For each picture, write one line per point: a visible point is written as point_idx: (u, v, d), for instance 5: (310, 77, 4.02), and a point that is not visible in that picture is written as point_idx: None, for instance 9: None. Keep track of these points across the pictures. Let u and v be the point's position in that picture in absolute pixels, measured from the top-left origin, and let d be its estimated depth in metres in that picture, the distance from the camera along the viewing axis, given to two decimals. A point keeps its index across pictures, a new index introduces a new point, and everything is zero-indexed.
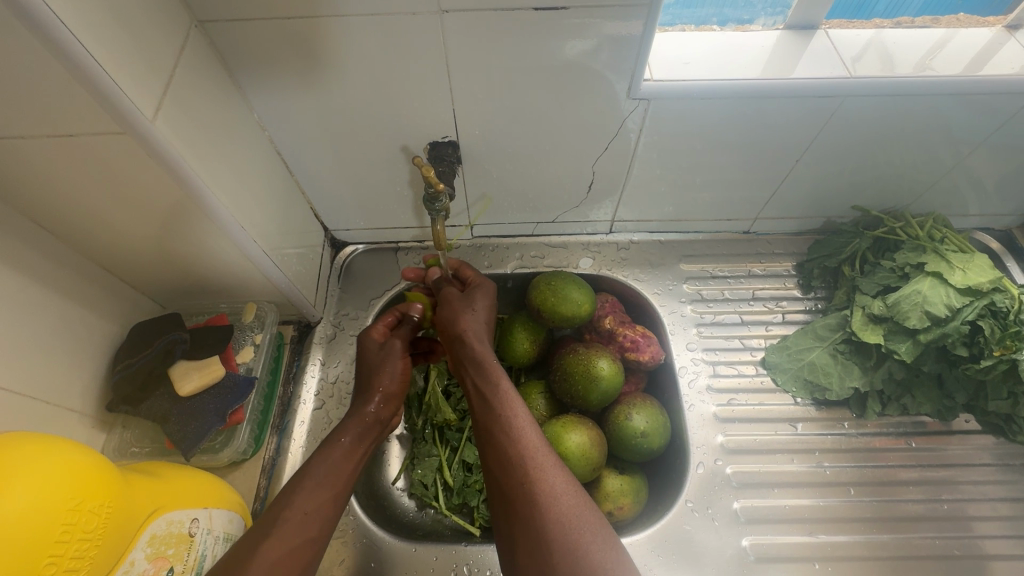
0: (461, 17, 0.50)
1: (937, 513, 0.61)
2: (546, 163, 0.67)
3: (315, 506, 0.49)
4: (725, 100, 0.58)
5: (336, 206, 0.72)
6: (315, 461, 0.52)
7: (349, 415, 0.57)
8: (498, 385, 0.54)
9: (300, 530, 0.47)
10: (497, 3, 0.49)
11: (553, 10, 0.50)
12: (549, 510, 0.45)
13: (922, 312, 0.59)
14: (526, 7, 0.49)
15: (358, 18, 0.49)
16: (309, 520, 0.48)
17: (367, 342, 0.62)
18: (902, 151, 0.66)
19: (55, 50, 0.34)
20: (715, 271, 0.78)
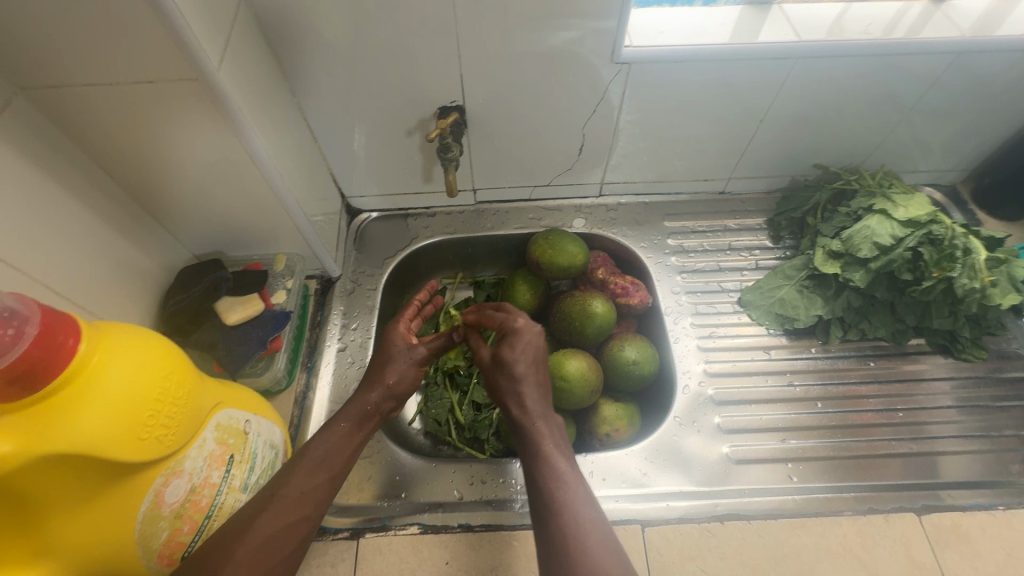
0: None
1: (894, 419, 0.69)
2: (542, 129, 0.75)
3: (312, 487, 0.51)
4: (695, 64, 0.67)
5: (353, 172, 0.80)
6: (315, 443, 0.54)
7: (349, 403, 0.59)
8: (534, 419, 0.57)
9: (296, 507, 0.49)
10: None
11: None
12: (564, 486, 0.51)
13: (871, 243, 0.67)
14: None
15: None
16: (303, 500, 0.50)
17: (392, 336, 0.64)
18: (852, 109, 0.76)
19: (148, 3, 0.42)
20: (694, 227, 0.87)
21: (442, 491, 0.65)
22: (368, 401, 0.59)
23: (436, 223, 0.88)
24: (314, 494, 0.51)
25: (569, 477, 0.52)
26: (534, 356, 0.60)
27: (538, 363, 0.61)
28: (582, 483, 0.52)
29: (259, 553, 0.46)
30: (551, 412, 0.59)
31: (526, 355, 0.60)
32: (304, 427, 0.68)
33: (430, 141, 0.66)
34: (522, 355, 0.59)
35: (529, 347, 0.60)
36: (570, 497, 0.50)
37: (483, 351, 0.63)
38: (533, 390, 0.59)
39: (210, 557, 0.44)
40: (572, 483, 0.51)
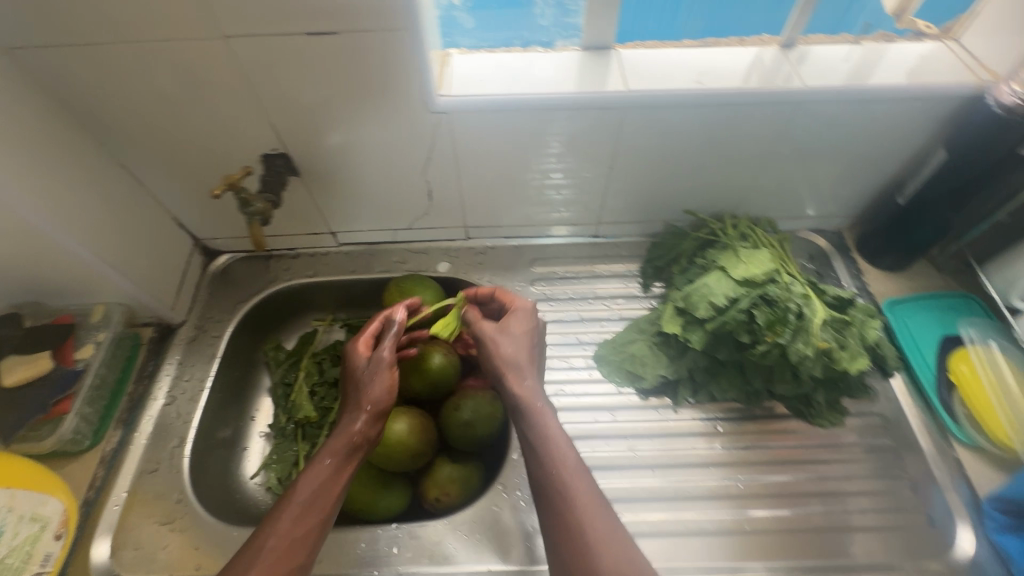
0: (243, 42, 0.55)
1: (734, 491, 0.64)
2: (381, 175, 0.72)
3: (304, 531, 0.51)
4: (519, 113, 0.64)
5: (198, 217, 0.77)
6: (297, 485, 0.53)
7: (336, 432, 0.57)
8: (536, 423, 0.55)
9: (288, 554, 0.50)
10: (274, 28, 0.54)
11: (325, 35, 0.55)
12: (564, 494, 0.51)
13: (707, 303, 0.63)
14: (298, 32, 0.54)
15: (152, 44, 0.55)
16: (286, 549, 0.50)
17: (352, 361, 0.61)
18: (706, 156, 0.72)
19: None
20: (562, 273, 0.83)
21: None
22: (353, 432, 0.56)
23: (298, 265, 0.85)
24: (301, 525, 0.51)
25: (573, 486, 0.51)
26: (531, 344, 0.61)
27: (532, 360, 0.60)
28: (597, 491, 0.52)
29: None
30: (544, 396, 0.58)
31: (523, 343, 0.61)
32: (108, 488, 0.64)
33: (215, 196, 0.57)
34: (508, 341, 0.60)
35: (523, 339, 0.61)
36: (580, 507, 0.50)
37: (517, 325, 0.62)
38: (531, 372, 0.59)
39: None
40: (589, 495, 0.51)
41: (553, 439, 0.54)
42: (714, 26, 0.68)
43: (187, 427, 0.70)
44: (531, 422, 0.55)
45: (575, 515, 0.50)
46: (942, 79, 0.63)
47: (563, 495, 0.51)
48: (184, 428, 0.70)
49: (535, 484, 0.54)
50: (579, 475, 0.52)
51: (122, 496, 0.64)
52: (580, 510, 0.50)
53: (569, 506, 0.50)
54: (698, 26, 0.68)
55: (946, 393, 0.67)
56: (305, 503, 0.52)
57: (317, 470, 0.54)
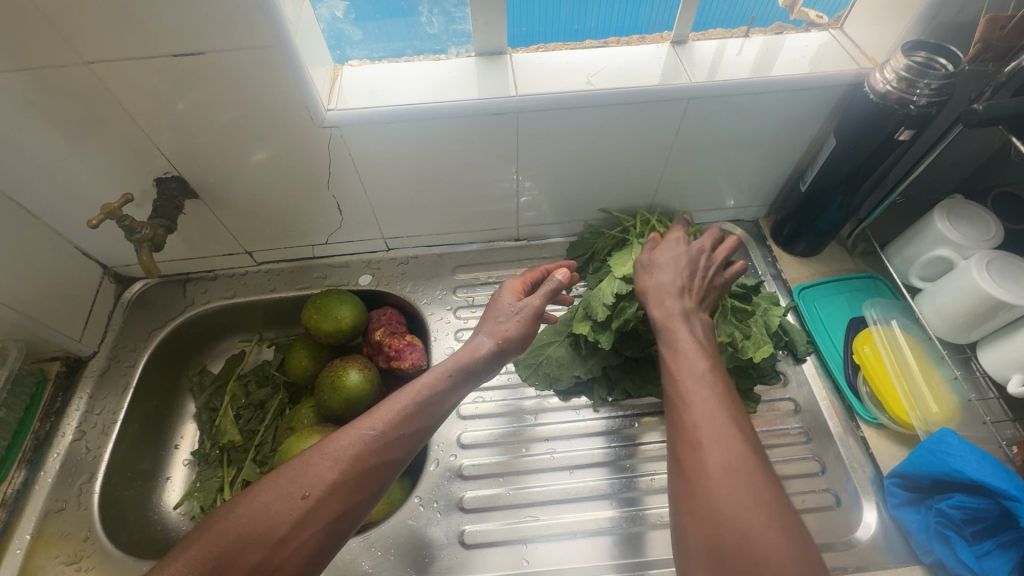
0: (109, 68, 0.53)
1: (650, 486, 0.65)
2: (286, 192, 0.71)
3: (322, 475, 0.48)
4: (414, 123, 0.64)
5: (101, 245, 0.75)
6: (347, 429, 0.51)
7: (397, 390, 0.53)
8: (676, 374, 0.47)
9: (304, 491, 0.47)
10: (139, 52, 0.52)
11: (193, 56, 0.54)
12: (699, 449, 0.42)
13: (603, 305, 0.64)
14: (165, 54, 0.53)
15: (12, 74, 0.53)
16: (313, 483, 0.47)
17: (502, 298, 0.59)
18: (611, 155, 0.73)
19: None
20: (485, 279, 0.83)
21: None
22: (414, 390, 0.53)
23: (216, 287, 0.84)
24: (397, 430, 0.51)
25: (705, 431, 0.42)
26: (536, 318, 0.58)
27: (694, 272, 0.56)
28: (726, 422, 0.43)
29: (254, 534, 0.45)
30: (694, 310, 0.53)
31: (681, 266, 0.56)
32: (10, 532, 0.62)
33: (93, 226, 0.56)
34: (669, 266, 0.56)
35: (681, 257, 0.57)
36: (703, 458, 0.41)
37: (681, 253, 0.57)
38: (676, 283, 0.54)
39: (234, 530, 0.45)
40: (732, 432, 0.42)
41: (686, 385, 0.46)
42: (610, 26, 0.69)
43: (98, 462, 0.68)
44: (680, 365, 0.48)
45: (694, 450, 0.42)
46: (825, 69, 0.64)
47: (688, 446, 0.43)
48: (94, 463, 0.68)
49: (673, 428, 0.45)
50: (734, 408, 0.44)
51: (26, 539, 0.62)
52: (698, 455, 0.42)
53: (693, 459, 0.42)
54: (596, 27, 0.69)
55: (852, 373, 0.69)
56: (393, 432, 0.51)
57: (436, 379, 0.54)
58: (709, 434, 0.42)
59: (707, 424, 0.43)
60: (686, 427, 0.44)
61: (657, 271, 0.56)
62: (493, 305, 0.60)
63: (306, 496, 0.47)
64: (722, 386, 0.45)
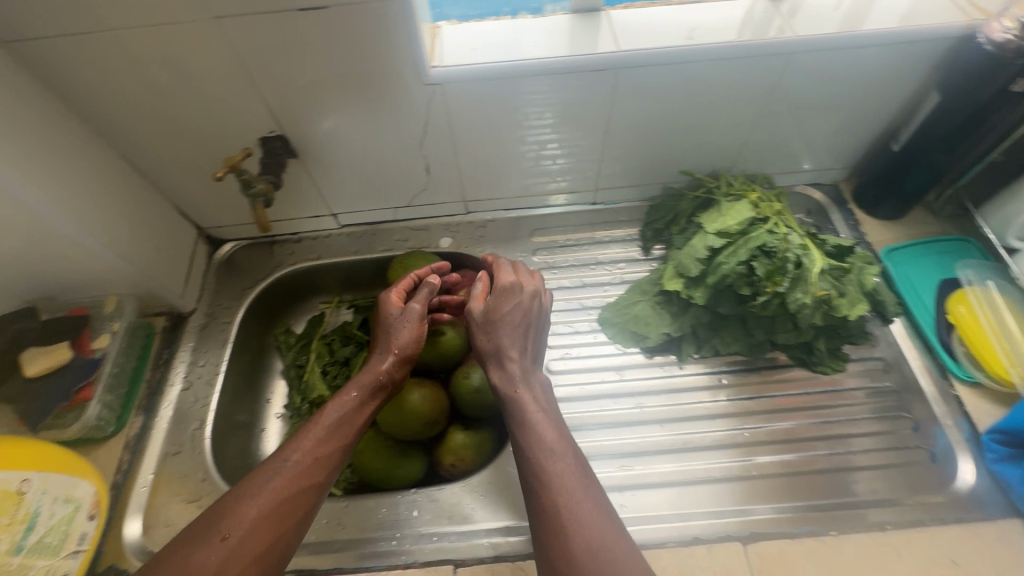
0: (237, 22, 0.55)
1: (741, 440, 0.66)
2: (379, 152, 0.73)
3: (263, 509, 0.51)
4: (514, 79, 0.65)
5: (198, 205, 0.78)
6: (265, 470, 0.54)
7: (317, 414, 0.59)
8: (530, 430, 0.55)
9: (239, 530, 0.50)
10: (267, 7, 0.54)
11: (316, 10, 0.55)
12: (565, 513, 0.49)
13: (695, 259, 0.66)
14: (291, 8, 0.55)
15: (145, 29, 0.55)
16: (262, 522, 0.50)
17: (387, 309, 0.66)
18: (700, 115, 0.73)
19: None
20: (563, 241, 0.84)
21: None
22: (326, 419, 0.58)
23: (302, 249, 0.87)
24: (316, 455, 0.56)
25: (566, 483, 0.51)
26: (424, 318, 0.66)
27: (527, 324, 0.64)
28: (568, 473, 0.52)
29: None
30: (532, 370, 0.62)
31: (517, 328, 0.63)
32: (134, 472, 0.66)
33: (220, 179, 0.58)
34: (506, 321, 0.63)
35: (526, 305, 0.65)
36: (574, 514, 0.49)
37: (528, 295, 0.66)
38: (514, 347, 0.62)
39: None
40: (578, 477, 0.52)
41: (547, 448, 0.54)
42: None
43: (205, 410, 0.72)
44: (522, 415, 0.57)
45: (548, 501, 0.50)
46: (931, 21, 0.63)
47: (558, 513, 0.49)
48: (203, 411, 0.71)
49: (528, 484, 0.53)
50: (565, 458, 0.53)
51: (149, 479, 0.66)
52: (565, 512, 0.49)
53: (558, 519, 0.49)
54: None
55: (945, 334, 0.69)
56: (309, 458, 0.55)
57: (343, 401, 0.60)
58: (569, 487, 0.51)
59: (550, 474, 0.52)
60: (549, 484, 0.51)
61: (494, 327, 0.63)
62: (382, 320, 0.66)
63: (227, 536, 0.49)
64: (568, 442, 0.55)
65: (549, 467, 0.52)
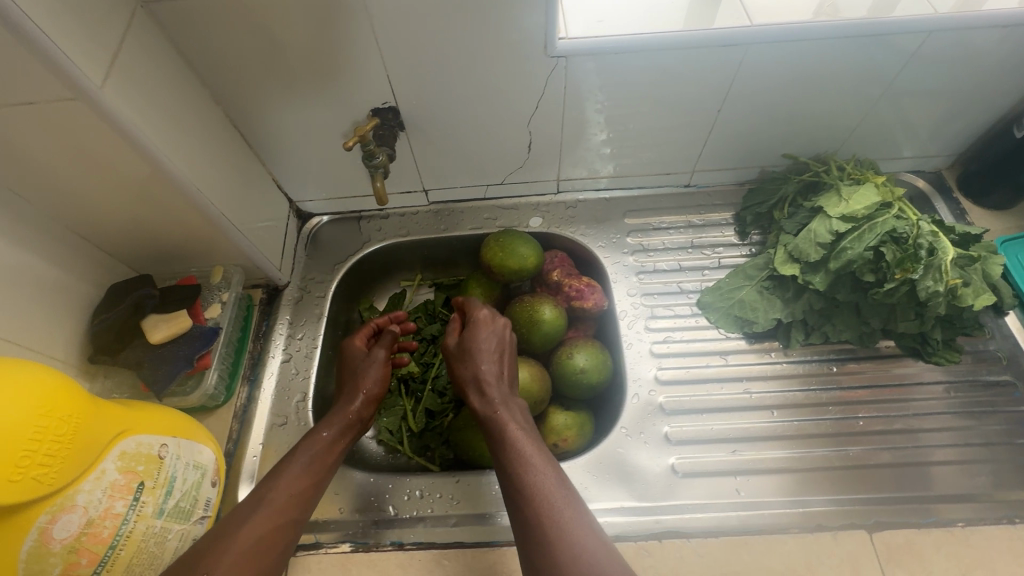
0: None
1: (855, 429, 0.65)
2: (486, 126, 0.72)
3: (245, 548, 0.51)
4: (640, 53, 0.63)
5: (295, 177, 0.78)
6: (242, 512, 0.54)
7: (302, 446, 0.60)
8: (511, 449, 0.57)
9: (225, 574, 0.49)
10: None
11: None
12: (549, 527, 0.50)
13: (815, 244, 0.64)
14: None
15: None
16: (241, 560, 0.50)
17: (352, 351, 0.70)
18: (818, 96, 0.71)
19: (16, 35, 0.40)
20: (657, 224, 0.83)
21: (375, 508, 0.63)
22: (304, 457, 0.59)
23: (389, 225, 0.86)
24: (297, 493, 0.57)
25: (549, 497, 0.53)
26: (389, 360, 0.70)
27: (503, 351, 0.66)
28: (547, 488, 0.53)
29: None
30: (511, 396, 0.63)
31: (493, 349, 0.66)
32: (244, 441, 0.67)
33: (349, 149, 0.61)
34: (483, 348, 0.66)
35: (502, 337, 0.67)
36: (557, 526, 0.50)
37: (506, 328, 0.69)
38: (491, 373, 0.64)
39: None
40: (557, 489, 0.53)
41: (524, 464, 0.55)
42: None
43: (307, 383, 0.72)
44: (499, 437, 0.59)
45: (535, 515, 0.52)
46: None
47: (544, 526, 0.51)
48: (305, 384, 0.71)
49: (514, 503, 0.54)
50: (544, 469, 0.55)
51: (259, 448, 0.67)
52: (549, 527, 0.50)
53: (540, 535, 0.50)
54: None
55: None
56: (288, 499, 0.56)
57: (321, 441, 0.61)
58: (551, 499, 0.52)
59: (533, 488, 0.54)
60: (532, 500, 0.53)
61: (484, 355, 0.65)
62: (347, 363, 0.70)
63: None
64: (545, 456, 0.57)
65: (529, 483, 0.54)
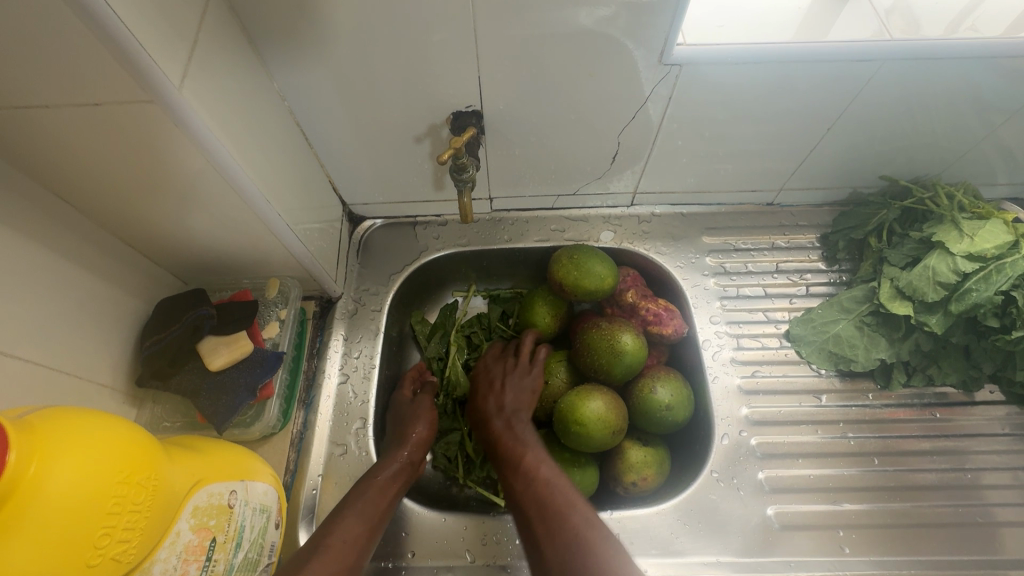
0: None
1: (958, 481, 0.62)
2: (571, 133, 0.66)
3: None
4: (760, 66, 0.57)
5: (353, 179, 0.71)
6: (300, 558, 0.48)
7: (357, 488, 0.55)
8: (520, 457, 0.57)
9: None
10: None
11: None
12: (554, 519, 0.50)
13: (935, 284, 0.60)
14: None
15: None
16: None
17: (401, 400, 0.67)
18: (936, 118, 0.65)
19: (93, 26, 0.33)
20: (737, 244, 0.77)
21: (450, 551, 0.59)
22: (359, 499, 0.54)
23: (447, 232, 0.79)
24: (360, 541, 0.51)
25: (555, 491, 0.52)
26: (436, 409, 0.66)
27: (525, 372, 0.67)
28: (553, 484, 0.53)
29: None
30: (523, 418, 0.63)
31: (521, 390, 0.66)
32: (302, 472, 0.61)
33: (443, 163, 0.55)
34: (512, 388, 0.66)
35: (531, 383, 0.67)
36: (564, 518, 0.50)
37: (540, 372, 0.68)
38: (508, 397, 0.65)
39: None
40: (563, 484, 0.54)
41: (530, 467, 0.56)
42: None
43: (366, 407, 0.66)
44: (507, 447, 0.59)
45: (543, 512, 0.51)
46: None
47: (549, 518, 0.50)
48: (364, 409, 0.66)
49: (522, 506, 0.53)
50: (554, 470, 0.55)
51: (317, 480, 0.61)
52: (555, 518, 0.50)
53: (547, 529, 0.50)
54: None
55: None
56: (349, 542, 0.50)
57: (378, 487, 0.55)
58: (556, 493, 0.52)
59: (545, 491, 0.53)
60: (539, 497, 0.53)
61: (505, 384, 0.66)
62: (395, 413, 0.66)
63: None
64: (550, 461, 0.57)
65: (536, 482, 0.54)
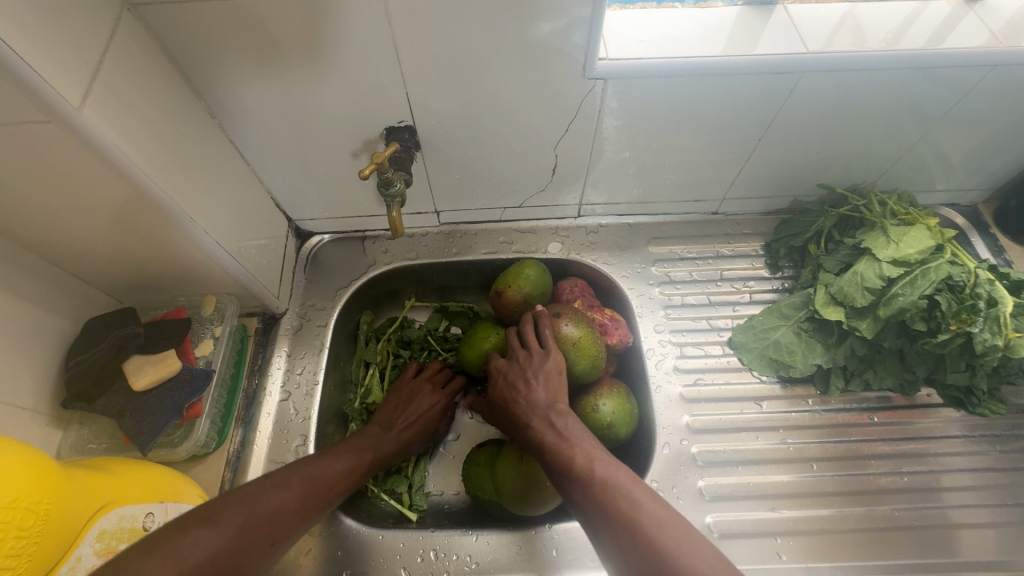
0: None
1: (898, 485, 0.62)
2: (509, 148, 0.67)
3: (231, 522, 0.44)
4: (684, 78, 0.58)
5: (297, 195, 0.71)
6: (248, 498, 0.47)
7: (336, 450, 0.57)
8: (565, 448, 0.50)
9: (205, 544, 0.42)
10: None
11: None
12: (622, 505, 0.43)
13: (862, 289, 0.61)
14: None
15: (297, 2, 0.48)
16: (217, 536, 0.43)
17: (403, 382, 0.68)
18: (864, 127, 0.66)
19: None
20: (683, 253, 0.78)
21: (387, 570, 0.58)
22: (333, 464, 0.55)
23: (396, 246, 0.79)
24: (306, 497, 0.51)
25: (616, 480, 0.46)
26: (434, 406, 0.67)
27: (546, 361, 0.58)
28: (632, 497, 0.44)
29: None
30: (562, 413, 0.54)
31: (549, 379, 0.56)
32: None
33: (366, 178, 0.56)
34: (540, 382, 0.56)
35: (555, 365, 0.57)
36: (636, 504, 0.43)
37: (556, 350, 0.58)
38: (538, 394, 0.56)
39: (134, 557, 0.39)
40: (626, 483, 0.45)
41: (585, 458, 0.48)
42: None
43: (307, 424, 0.65)
44: (549, 434, 0.52)
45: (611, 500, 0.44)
46: None
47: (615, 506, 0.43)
48: (305, 426, 0.65)
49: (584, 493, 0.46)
50: (605, 458, 0.48)
51: None
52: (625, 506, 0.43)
53: (615, 516, 0.43)
54: None
55: None
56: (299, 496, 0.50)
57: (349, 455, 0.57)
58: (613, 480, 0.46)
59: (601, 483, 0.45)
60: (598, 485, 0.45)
61: (532, 382, 0.57)
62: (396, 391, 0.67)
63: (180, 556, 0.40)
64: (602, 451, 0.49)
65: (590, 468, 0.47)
